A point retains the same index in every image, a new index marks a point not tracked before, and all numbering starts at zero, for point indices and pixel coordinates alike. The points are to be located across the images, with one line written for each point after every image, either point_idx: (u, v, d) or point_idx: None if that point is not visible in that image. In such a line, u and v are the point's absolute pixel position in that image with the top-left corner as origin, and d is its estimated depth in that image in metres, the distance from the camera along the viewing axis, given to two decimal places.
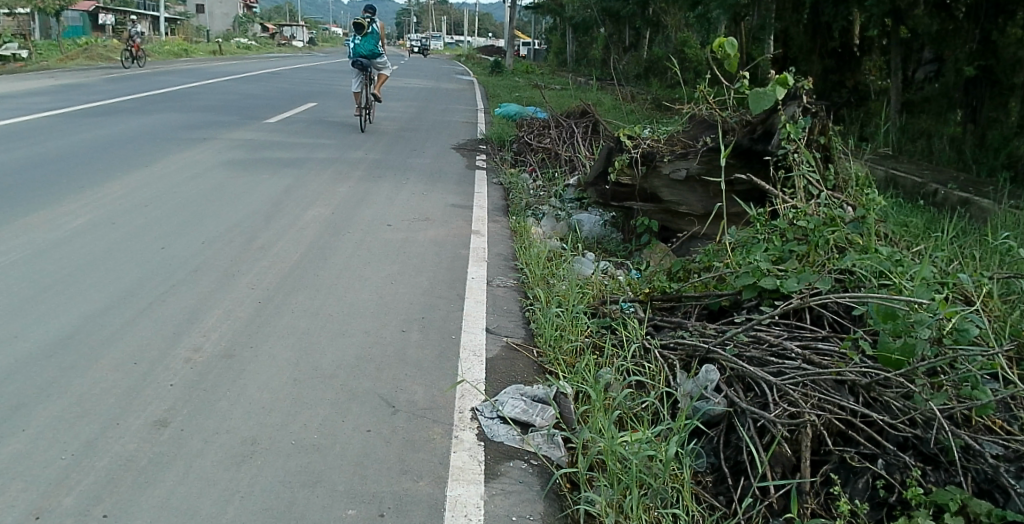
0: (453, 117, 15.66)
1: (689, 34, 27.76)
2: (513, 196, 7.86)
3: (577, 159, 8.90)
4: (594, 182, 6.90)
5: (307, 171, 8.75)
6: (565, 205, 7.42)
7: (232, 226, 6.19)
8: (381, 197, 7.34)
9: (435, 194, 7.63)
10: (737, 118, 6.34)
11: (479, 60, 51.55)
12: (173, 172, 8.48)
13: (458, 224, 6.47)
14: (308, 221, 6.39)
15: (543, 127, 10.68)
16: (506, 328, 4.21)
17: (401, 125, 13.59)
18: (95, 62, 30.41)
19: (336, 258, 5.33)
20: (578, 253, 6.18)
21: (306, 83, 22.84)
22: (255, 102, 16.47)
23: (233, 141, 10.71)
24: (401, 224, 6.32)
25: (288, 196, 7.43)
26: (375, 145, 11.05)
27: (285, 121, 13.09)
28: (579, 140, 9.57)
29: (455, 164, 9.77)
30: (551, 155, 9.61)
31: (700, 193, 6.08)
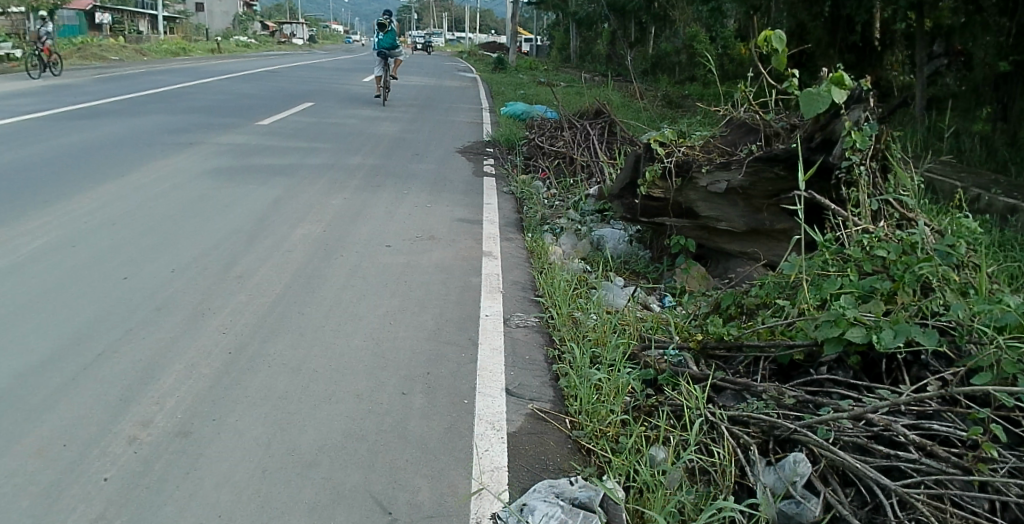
0: (455, 117, 14.88)
1: (697, 28, 26.88)
2: (527, 208, 7.09)
3: (597, 167, 8.18)
4: (618, 195, 5.98)
5: (299, 180, 8.00)
6: (586, 219, 6.66)
7: (210, 248, 5.45)
8: (380, 211, 6.58)
9: (439, 206, 6.86)
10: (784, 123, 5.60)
11: (481, 57, 50.75)
12: (153, 181, 7.75)
13: (466, 244, 5.71)
14: (297, 241, 5.62)
15: (555, 128, 9.91)
16: (530, 387, 3.44)
17: (403, 126, 12.84)
18: (91, 62, 29.77)
19: (326, 289, 4.57)
20: (605, 277, 5.44)
21: (306, 81, 22.13)
22: (249, 102, 15.71)
23: (223, 146, 9.98)
24: (402, 245, 5.55)
25: (276, 210, 6.68)
26: (374, 149, 10.29)
27: (280, 123, 12.33)
28: (596, 143, 8.83)
29: (458, 169, 9.00)
30: (565, 159, 8.85)
31: (742, 208, 5.39)
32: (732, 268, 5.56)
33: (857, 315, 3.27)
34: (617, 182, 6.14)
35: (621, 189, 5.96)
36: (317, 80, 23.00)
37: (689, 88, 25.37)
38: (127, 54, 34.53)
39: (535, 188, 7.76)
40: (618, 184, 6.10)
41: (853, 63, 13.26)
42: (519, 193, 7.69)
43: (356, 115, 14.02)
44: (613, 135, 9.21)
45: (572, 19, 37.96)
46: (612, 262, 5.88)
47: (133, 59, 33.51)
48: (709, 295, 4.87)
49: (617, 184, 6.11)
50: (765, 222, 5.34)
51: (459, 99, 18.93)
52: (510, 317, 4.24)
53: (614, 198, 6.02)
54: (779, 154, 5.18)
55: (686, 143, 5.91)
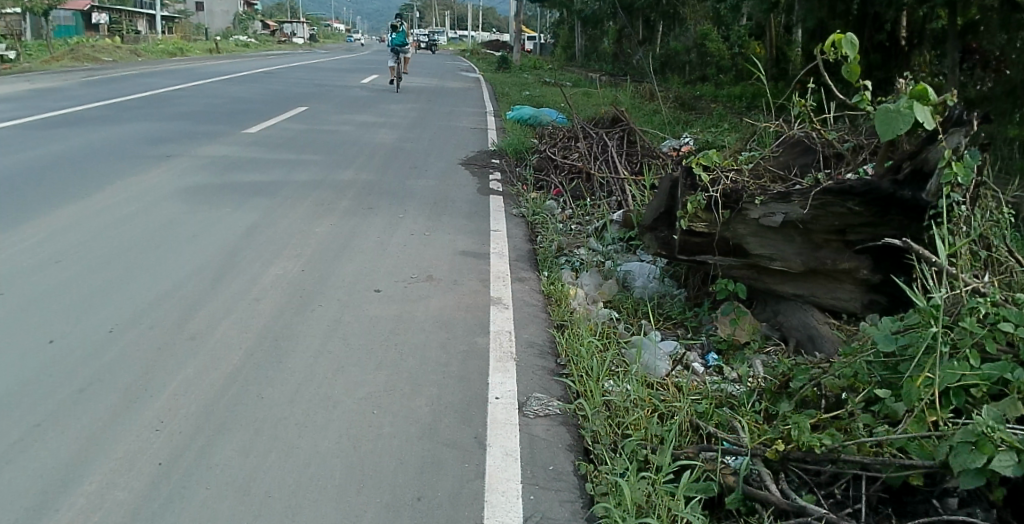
0: (458, 122, 13.93)
1: (708, 26, 25.87)
2: (540, 234, 6.18)
3: (619, 185, 7.29)
4: (651, 227, 4.99)
5: (283, 200, 7.10)
6: (609, 249, 5.78)
7: (166, 292, 4.55)
8: (371, 243, 5.68)
9: (439, 235, 5.95)
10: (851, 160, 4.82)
11: (484, 56, 49.78)
12: (117, 202, 6.86)
13: (471, 285, 4.81)
14: (271, 283, 4.73)
15: (568, 138, 9.02)
16: (557, 520, 2.55)
17: (401, 134, 11.94)
18: (83, 64, 28.85)
19: (295, 357, 3.67)
20: (638, 330, 4.59)
21: (303, 83, 21.20)
22: (240, 107, 14.77)
23: (203, 159, 9.06)
24: (393, 289, 4.65)
25: (251, 240, 5.78)
26: (370, 161, 9.36)
27: (268, 131, 11.42)
28: (615, 157, 7.93)
29: (460, 184, 8.08)
30: (580, 174, 7.96)
31: (798, 244, 4.58)
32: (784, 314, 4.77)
33: (1002, 429, 2.41)
34: (649, 209, 5.18)
35: (656, 218, 4.97)
36: (313, 82, 22.00)
37: (700, 88, 24.37)
38: (121, 56, 33.55)
39: (548, 212, 6.86)
40: (650, 211, 5.14)
41: (882, 63, 12.32)
42: (530, 215, 6.78)
43: (351, 121, 13.08)
44: (635, 149, 8.33)
45: (577, 17, 36.95)
46: (642, 303, 5.01)
47: (127, 60, 32.53)
48: (772, 370, 4.01)
49: (650, 211, 5.15)
50: (825, 260, 4.56)
51: (461, 102, 17.98)
52: (525, 399, 3.34)
53: (645, 229, 5.04)
54: (854, 185, 4.35)
55: (731, 165, 4.99)
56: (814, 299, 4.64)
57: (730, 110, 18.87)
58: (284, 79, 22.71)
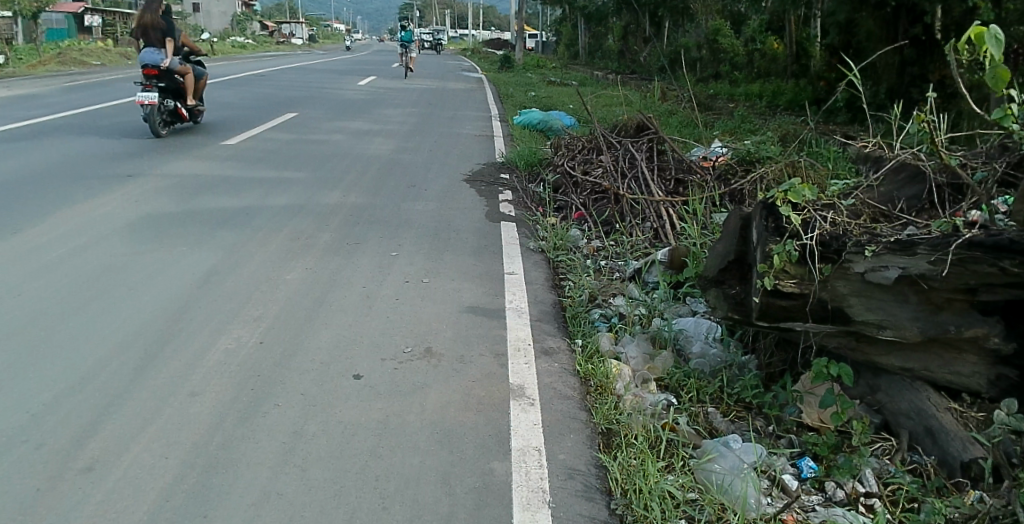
0: (460, 129, 12.76)
1: (721, 21, 24.66)
2: (566, 277, 5.02)
3: (656, 209, 6.17)
4: (716, 280, 3.83)
5: (255, 231, 5.93)
6: (653, 298, 4.62)
7: (77, 383, 3.41)
8: (355, 295, 4.51)
9: (440, 282, 4.77)
10: (977, 205, 3.66)
11: (486, 55, 48.39)
12: (54, 235, 5.70)
13: (482, 362, 3.63)
14: (218, 366, 3.58)
15: (588, 148, 7.87)
16: None
17: (397, 143, 10.78)
18: (71, 68, 27.70)
19: (226, 512, 2.53)
20: (708, 431, 3.46)
21: (296, 87, 20.03)
22: (225, 114, 13.60)
23: (172, 178, 7.91)
24: (379, 375, 3.48)
25: (206, 288, 4.62)
26: (361, 177, 8.17)
27: (250, 142, 10.24)
28: (646, 174, 6.79)
29: (464, 208, 6.88)
30: (605, 193, 6.82)
31: (915, 304, 3.40)
32: (885, 391, 3.64)
33: None
34: (710, 255, 4.02)
35: (723, 270, 3.81)
36: (307, 85, 20.79)
37: (715, 87, 23.02)
38: (111, 59, 32.40)
39: (573, 247, 5.72)
40: (712, 260, 3.98)
41: None
42: (551, 248, 5.62)
43: (343, 129, 11.87)
44: (666, 164, 7.22)
45: (581, 14, 35.54)
46: (704, 380, 3.87)
47: (117, 63, 31.38)
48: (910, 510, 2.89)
49: (711, 259, 4.00)
50: (948, 327, 3.40)
51: (463, 105, 16.72)
52: None
53: (708, 282, 3.87)
54: (1015, 239, 3.12)
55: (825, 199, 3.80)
56: (927, 375, 3.50)
57: (751, 110, 17.54)
58: (276, 82, 21.50)
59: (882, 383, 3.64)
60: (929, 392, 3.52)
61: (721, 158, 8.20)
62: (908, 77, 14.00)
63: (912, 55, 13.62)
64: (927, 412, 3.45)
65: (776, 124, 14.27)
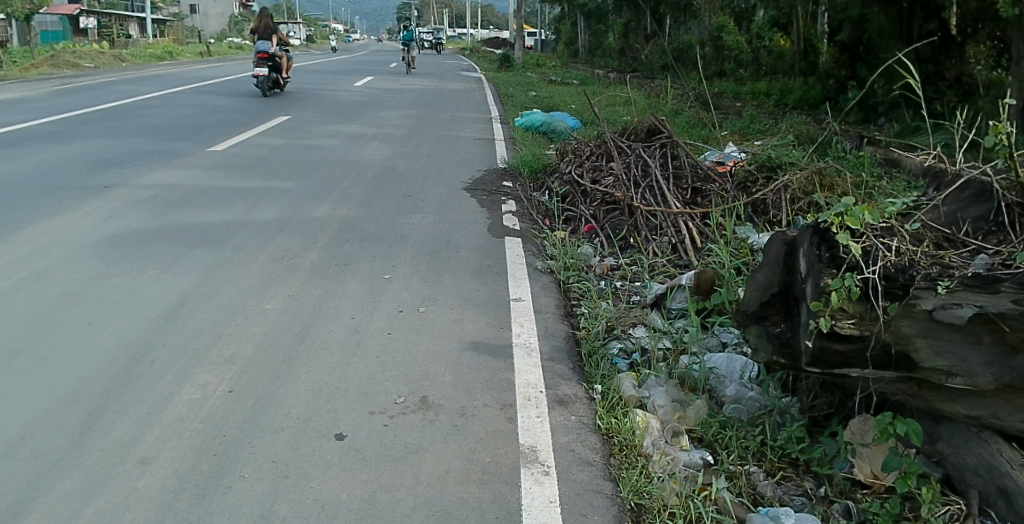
0: (459, 132, 12.24)
1: (726, 17, 24.15)
2: (579, 302, 4.54)
3: (673, 222, 5.70)
4: (758, 315, 3.31)
5: (236, 250, 5.42)
6: (676, 329, 4.13)
7: (11, 447, 2.90)
8: (341, 328, 3.99)
9: (438, 311, 4.25)
10: None
11: (484, 54, 47.82)
12: (15, 257, 5.18)
13: (489, 417, 3.11)
14: (179, 424, 3.07)
15: (596, 153, 7.38)
16: None
17: (393, 147, 10.26)
18: (63, 71, 27.20)
19: None
20: (754, 500, 2.94)
21: (291, 88, 19.49)
22: (215, 119, 13.07)
23: (152, 190, 7.41)
24: (365, 434, 2.96)
25: (172, 321, 4.10)
26: (354, 187, 7.65)
27: (238, 149, 9.70)
28: (661, 182, 6.30)
29: (465, 221, 6.36)
30: (617, 202, 6.33)
31: (989, 346, 2.85)
32: (946, 442, 3.09)
33: None
34: (749, 285, 3.50)
35: (765, 304, 3.30)
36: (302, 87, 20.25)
37: (719, 85, 22.46)
38: (104, 61, 31.81)
39: (587, 266, 5.21)
40: (751, 292, 3.47)
41: None
42: (562, 268, 5.10)
43: (337, 133, 11.35)
44: (682, 171, 6.72)
45: (580, 11, 34.91)
46: (741, 429, 3.35)
47: (110, 66, 30.82)
48: None
49: (750, 291, 3.48)
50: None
51: (462, 106, 16.18)
52: None
53: (748, 316, 3.35)
54: None
55: (887, 219, 3.26)
56: (997, 424, 2.93)
57: (758, 109, 17.00)
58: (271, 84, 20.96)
59: (948, 433, 3.07)
60: (1005, 447, 2.93)
61: (737, 163, 7.67)
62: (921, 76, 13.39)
63: (929, 52, 13.08)
64: (1004, 475, 2.87)
65: (787, 125, 13.73)
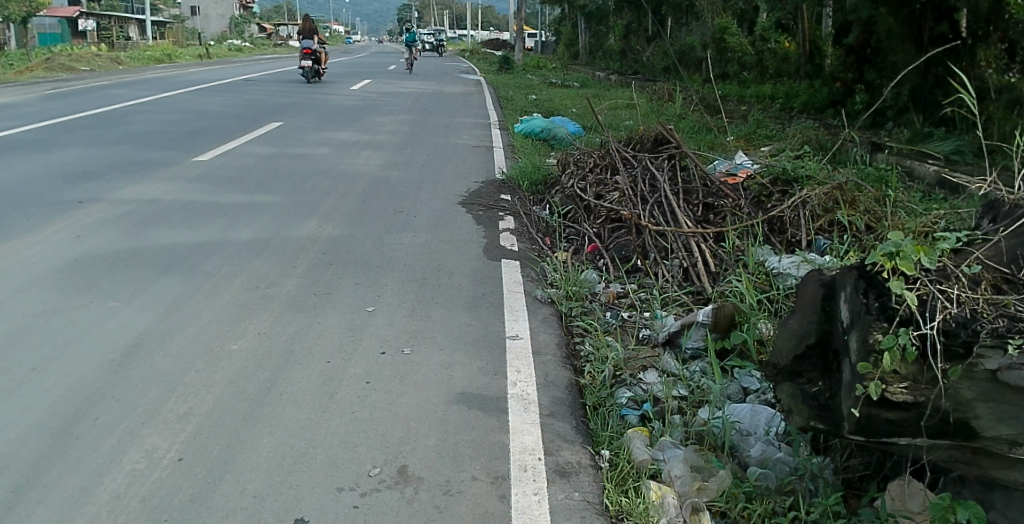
0: (456, 138, 11.80)
1: (728, 18, 23.75)
2: (583, 339, 4.09)
3: (684, 243, 5.25)
4: (791, 371, 2.94)
5: (209, 275, 4.97)
6: (692, 375, 3.69)
7: None
8: (314, 375, 3.54)
9: (424, 352, 3.78)
10: None
11: (484, 56, 47.37)
12: None
13: (479, 494, 2.67)
14: (117, 505, 2.63)
15: (599, 166, 6.94)
16: None
17: (387, 156, 9.82)
18: (56, 74, 26.74)
19: None
20: None
21: (285, 92, 19.06)
22: (203, 124, 12.63)
23: (127, 204, 6.96)
24: (331, 519, 2.52)
25: (123, 368, 3.64)
26: (342, 200, 7.18)
27: (224, 159, 9.25)
28: (670, 198, 5.86)
29: (458, 239, 5.88)
30: (621, 219, 5.88)
31: None
32: (1002, 511, 2.53)
33: None
34: (780, 330, 3.10)
35: (798, 357, 2.91)
36: (297, 90, 19.76)
37: (722, 88, 21.96)
38: (99, 63, 31.35)
39: (592, 294, 4.74)
40: (782, 339, 3.06)
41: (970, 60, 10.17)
42: (565, 296, 4.62)
43: (328, 141, 10.89)
44: (692, 185, 6.28)
45: (581, 12, 34.38)
46: (769, 500, 2.90)
47: (105, 68, 30.35)
48: None
49: (781, 337, 3.08)
50: None
51: (459, 111, 15.71)
52: None
53: (779, 371, 2.98)
54: None
55: (943, 258, 2.74)
56: None
57: (764, 113, 16.51)
58: (266, 87, 20.52)
59: (1006, 503, 2.52)
60: None
61: (748, 175, 7.22)
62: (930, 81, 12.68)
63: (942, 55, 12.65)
64: None
65: (795, 131, 13.25)
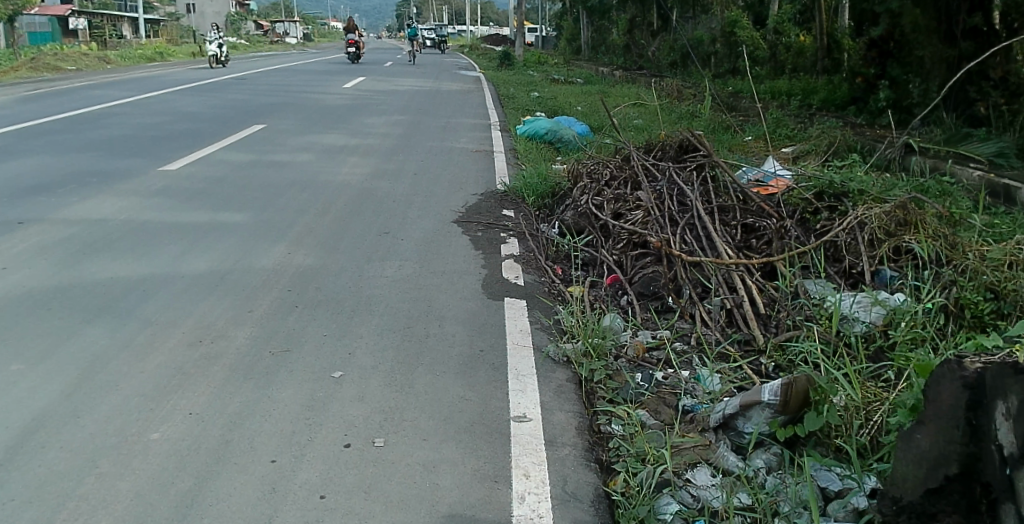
0: (452, 141, 10.91)
1: (737, 11, 22.86)
2: (612, 416, 3.19)
3: (725, 277, 4.39)
4: (923, 512, 2.13)
5: (144, 323, 4.07)
6: (757, 479, 2.77)
7: None
8: (252, 485, 2.63)
9: (401, 444, 2.86)
10: None
11: (485, 52, 46.42)
12: None
13: None
14: None
15: (615, 178, 6.09)
16: None
17: (376, 163, 8.93)
18: (41, 74, 25.83)
19: None
20: None
21: (275, 91, 18.17)
22: (181, 128, 11.73)
23: (72, 226, 6.06)
24: None
25: (2, 470, 2.75)
26: (321, 218, 6.27)
27: (194, 168, 8.36)
28: (702, 217, 4.99)
29: (453, 268, 4.99)
30: (645, 242, 5.00)
31: None
32: None
33: None
34: (901, 443, 2.21)
35: (932, 494, 2.09)
36: (287, 89, 18.82)
37: (734, 83, 20.98)
38: (87, 63, 30.38)
39: (617, 344, 3.85)
40: (904, 460, 2.19)
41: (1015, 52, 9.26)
42: (585, 350, 3.74)
43: (313, 146, 10.00)
44: (727, 202, 5.41)
45: (583, 5, 33.35)
46: None
47: (93, 68, 29.35)
48: None
49: (902, 454, 2.20)
50: None
51: (458, 111, 14.81)
52: None
53: (904, 510, 2.18)
54: None
55: None
56: None
57: (781, 111, 15.55)
58: (255, 86, 19.61)
59: None
60: None
61: (784, 186, 6.40)
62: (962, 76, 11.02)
63: None
64: None
65: (818, 131, 12.33)
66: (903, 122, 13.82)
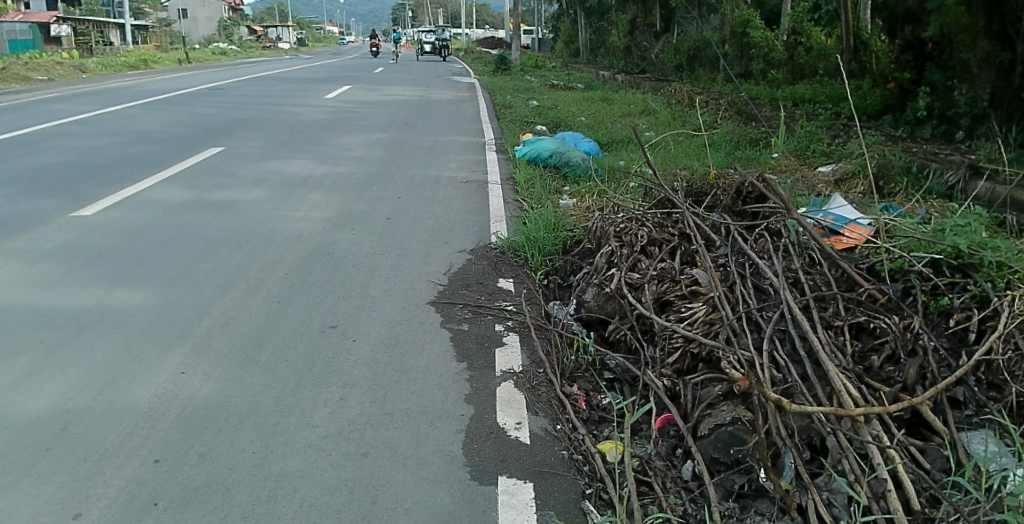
0: (436, 168, 9.22)
1: (749, 10, 21.11)
2: None
3: (851, 442, 2.76)
4: None
5: None
6: None
7: None
8: None
9: None
10: None
11: (479, 56, 44.66)
12: None
13: None
14: None
15: (656, 241, 4.44)
16: None
17: (339, 203, 7.25)
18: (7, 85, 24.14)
19: None
20: None
21: (247, 103, 16.44)
22: (123, 154, 10.05)
23: None
24: None
25: None
26: (249, 300, 4.60)
27: (109, 215, 6.67)
28: (795, 318, 3.33)
29: (423, 399, 3.32)
30: (715, 361, 3.34)
31: None
32: None
33: None
34: None
35: None
36: (262, 100, 17.07)
37: (748, 88, 19.23)
38: (61, 72, 28.60)
39: None
40: None
41: None
42: None
43: (269, 177, 8.32)
44: (819, 287, 3.79)
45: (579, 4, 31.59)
46: None
47: (66, 78, 27.61)
48: None
49: None
50: None
51: (446, 126, 13.10)
52: None
53: None
54: None
55: None
56: None
57: (810, 122, 13.83)
58: (227, 98, 17.87)
59: None
60: None
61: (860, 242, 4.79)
62: (1014, 82, 8.80)
63: None
64: None
65: (862, 148, 10.66)
66: (951, 134, 12.09)
